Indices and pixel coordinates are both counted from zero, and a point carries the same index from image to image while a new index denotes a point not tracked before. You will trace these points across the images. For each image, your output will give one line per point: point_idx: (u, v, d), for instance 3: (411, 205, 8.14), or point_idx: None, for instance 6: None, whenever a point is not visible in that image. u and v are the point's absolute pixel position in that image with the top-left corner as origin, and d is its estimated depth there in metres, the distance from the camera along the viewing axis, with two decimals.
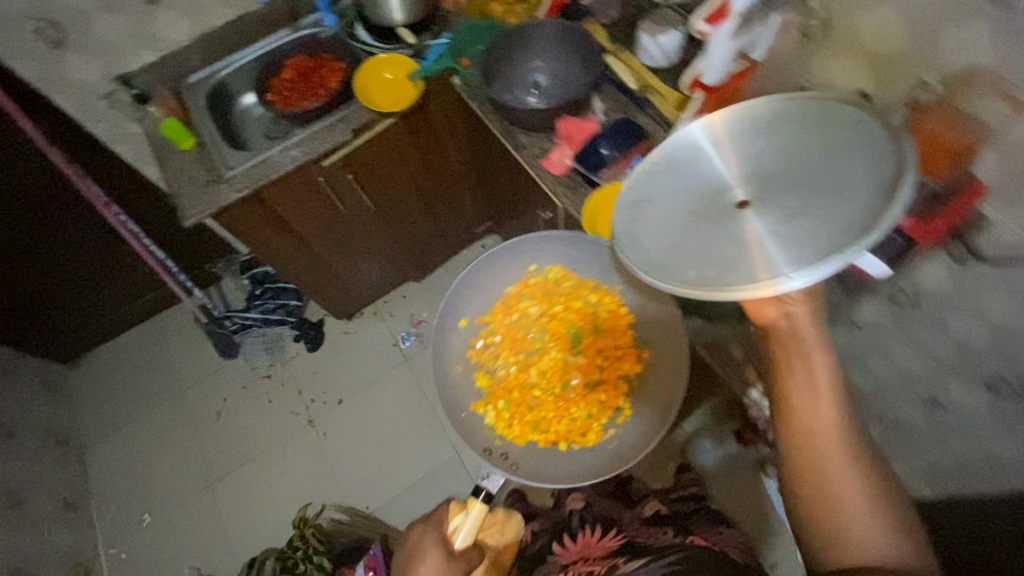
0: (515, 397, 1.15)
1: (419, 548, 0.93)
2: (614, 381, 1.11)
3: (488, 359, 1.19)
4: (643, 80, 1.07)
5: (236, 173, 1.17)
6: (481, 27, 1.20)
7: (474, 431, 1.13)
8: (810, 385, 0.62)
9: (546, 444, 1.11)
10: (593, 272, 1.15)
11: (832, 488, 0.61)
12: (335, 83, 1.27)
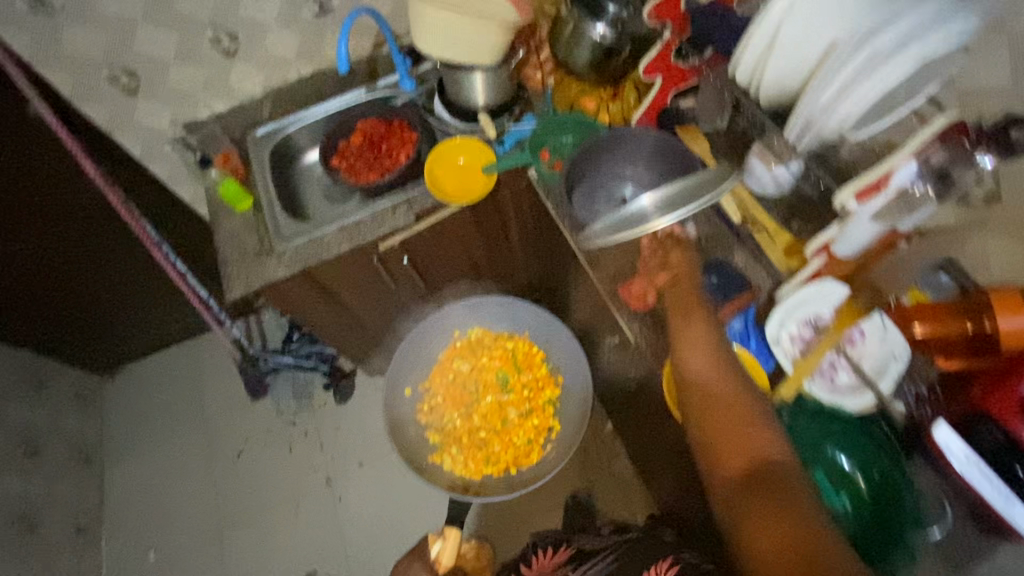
0: (468, 442, 1.31)
1: None
2: (541, 406, 1.32)
3: (435, 414, 1.33)
4: (746, 211, 0.93)
5: (287, 249, 1.10)
6: (569, 117, 1.08)
7: (438, 479, 1.27)
8: (706, 343, 0.77)
9: (500, 470, 1.29)
10: (507, 324, 1.35)
11: (733, 417, 0.71)
12: (405, 157, 1.18)
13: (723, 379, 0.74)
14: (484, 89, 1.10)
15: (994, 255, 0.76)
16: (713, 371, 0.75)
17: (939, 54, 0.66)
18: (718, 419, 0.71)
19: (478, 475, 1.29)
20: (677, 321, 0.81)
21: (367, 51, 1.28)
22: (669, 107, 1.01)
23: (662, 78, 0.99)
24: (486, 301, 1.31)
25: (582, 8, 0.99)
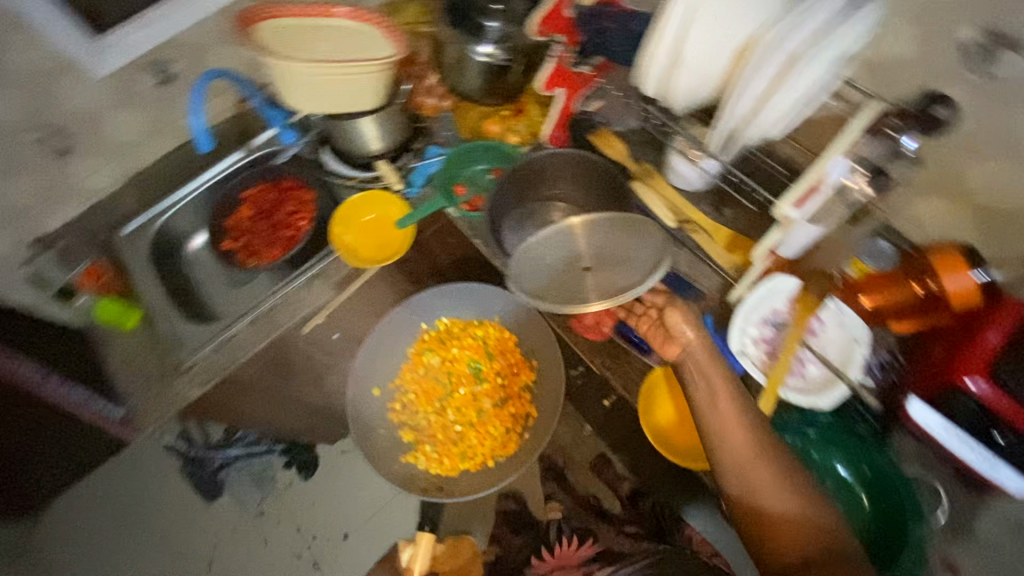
0: (443, 437, 1.01)
1: None
2: (519, 395, 1.01)
3: (406, 409, 1.03)
4: (681, 213, 0.89)
5: (197, 360, 0.97)
6: (479, 146, 0.99)
7: (408, 481, 0.99)
8: (732, 409, 0.68)
9: (476, 465, 1.00)
10: (478, 308, 1.04)
11: (770, 494, 0.64)
12: (304, 224, 1.05)
13: (760, 456, 0.65)
14: (377, 134, 1.00)
15: (926, 216, 0.75)
16: (743, 442, 0.66)
17: (859, 46, 0.57)
18: (754, 499, 0.64)
19: (453, 471, 1.00)
20: (691, 383, 0.71)
21: (231, 112, 1.10)
22: (577, 116, 0.94)
23: (563, 90, 0.90)
24: (443, 290, 1.02)
25: (462, 29, 0.88)
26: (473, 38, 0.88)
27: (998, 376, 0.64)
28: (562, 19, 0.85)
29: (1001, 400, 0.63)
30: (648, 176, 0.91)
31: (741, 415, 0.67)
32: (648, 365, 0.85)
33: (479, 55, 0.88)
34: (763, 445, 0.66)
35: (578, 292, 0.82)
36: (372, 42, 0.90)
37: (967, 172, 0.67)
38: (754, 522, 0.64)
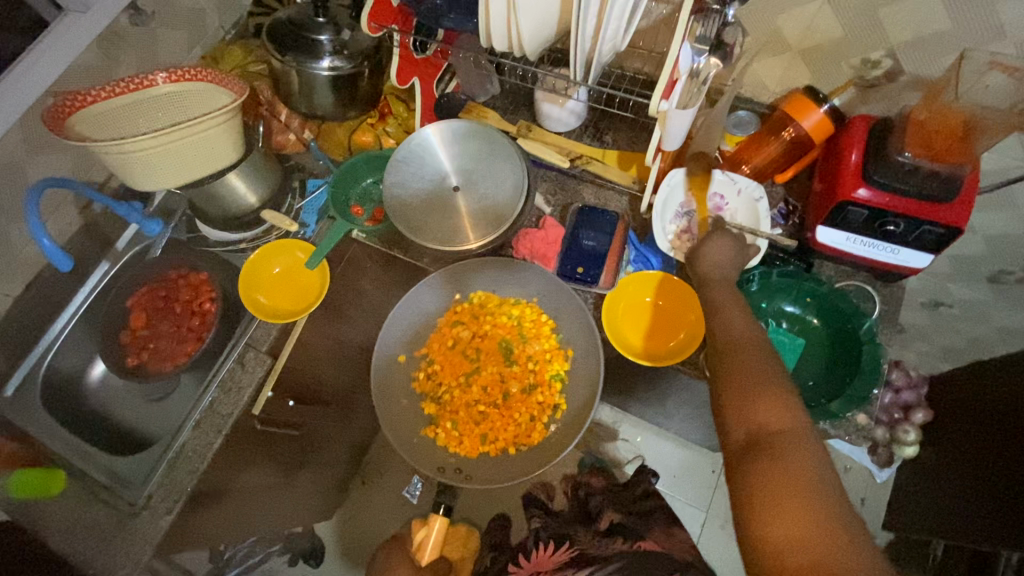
0: (462, 411, 0.92)
1: (387, 567, 0.86)
2: (551, 384, 0.91)
3: (432, 382, 0.94)
4: (570, 152, 0.93)
5: (151, 488, 0.86)
6: (361, 161, 0.97)
7: (424, 457, 0.93)
8: (741, 318, 0.67)
9: (494, 450, 0.92)
10: (511, 291, 0.93)
11: (746, 383, 0.60)
12: (209, 303, 0.97)
13: (744, 346, 0.63)
14: (250, 186, 0.94)
15: (764, 76, 0.85)
16: (748, 345, 0.63)
17: None
18: (732, 384, 0.61)
19: (470, 453, 0.92)
20: (706, 289, 0.72)
21: (79, 224, 1.00)
22: (440, 99, 0.97)
23: (417, 77, 0.93)
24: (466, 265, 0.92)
25: (293, 50, 0.85)
26: (308, 55, 0.85)
27: (872, 180, 0.71)
28: (390, 8, 0.82)
29: (883, 198, 0.71)
30: (528, 130, 0.95)
31: (749, 325, 0.66)
32: (602, 296, 0.87)
33: (323, 69, 0.86)
34: (757, 349, 0.63)
35: (452, 218, 0.86)
36: (206, 95, 0.88)
37: (782, 25, 0.76)
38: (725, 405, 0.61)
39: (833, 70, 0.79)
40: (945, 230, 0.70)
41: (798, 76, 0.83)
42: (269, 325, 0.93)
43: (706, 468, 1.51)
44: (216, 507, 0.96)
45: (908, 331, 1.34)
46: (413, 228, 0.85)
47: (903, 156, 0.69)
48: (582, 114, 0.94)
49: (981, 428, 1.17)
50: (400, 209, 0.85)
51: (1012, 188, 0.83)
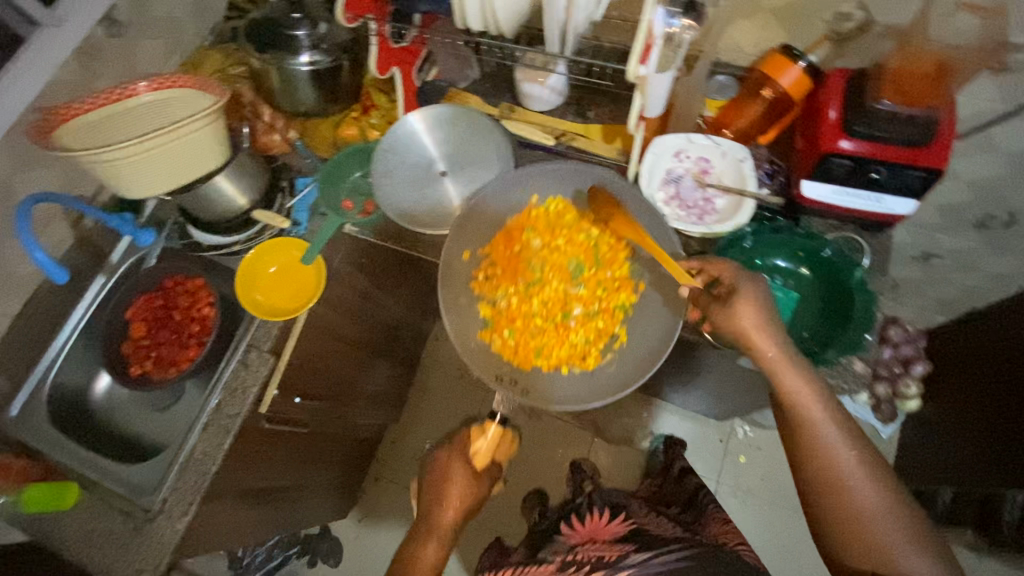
0: (519, 321, 0.81)
1: (441, 469, 0.90)
2: (615, 313, 0.81)
3: (490, 286, 0.83)
4: (554, 130, 0.94)
5: (165, 493, 0.87)
6: (348, 155, 0.97)
7: (474, 361, 0.82)
8: (826, 417, 0.67)
9: (549, 367, 0.81)
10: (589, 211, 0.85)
11: (880, 538, 0.62)
12: (208, 308, 0.98)
13: (850, 454, 0.65)
14: (239, 188, 0.94)
15: (739, 38, 0.86)
16: (855, 465, 0.64)
17: None
18: (860, 527, 0.63)
19: (522, 365, 0.82)
20: (779, 383, 0.68)
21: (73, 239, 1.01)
22: (423, 89, 0.98)
23: (397, 67, 0.92)
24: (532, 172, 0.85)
25: (271, 48, 0.86)
26: (287, 53, 0.86)
27: (854, 130, 0.72)
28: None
29: (868, 147, 0.72)
30: (511, 112, 0.97)
31: (845, 435, 0.66)
32: None
33: (302, 65, 0.87)
34: (872, 478, 0.64)
35: (445, 202, 0.88)
36: (186, 100, 0.88)
37: None
38: (818, 492, 0.66)
39: (807, 26, 0.80)
40: (927, 174, 0.71)
41: (774, 36, 0.83)
42: (270, 325, 0.93)
43: (713, 438, 1.53)
44: (232, 509, 0.97)
45: (901, 286, 1.35)
46: (409, 218, 0.86)
47: (881, 104, 0.70)
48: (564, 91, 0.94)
49: (982, 379, 1.18)
50: (393, 201, 0.86)
51: (990, 131, 0.85)
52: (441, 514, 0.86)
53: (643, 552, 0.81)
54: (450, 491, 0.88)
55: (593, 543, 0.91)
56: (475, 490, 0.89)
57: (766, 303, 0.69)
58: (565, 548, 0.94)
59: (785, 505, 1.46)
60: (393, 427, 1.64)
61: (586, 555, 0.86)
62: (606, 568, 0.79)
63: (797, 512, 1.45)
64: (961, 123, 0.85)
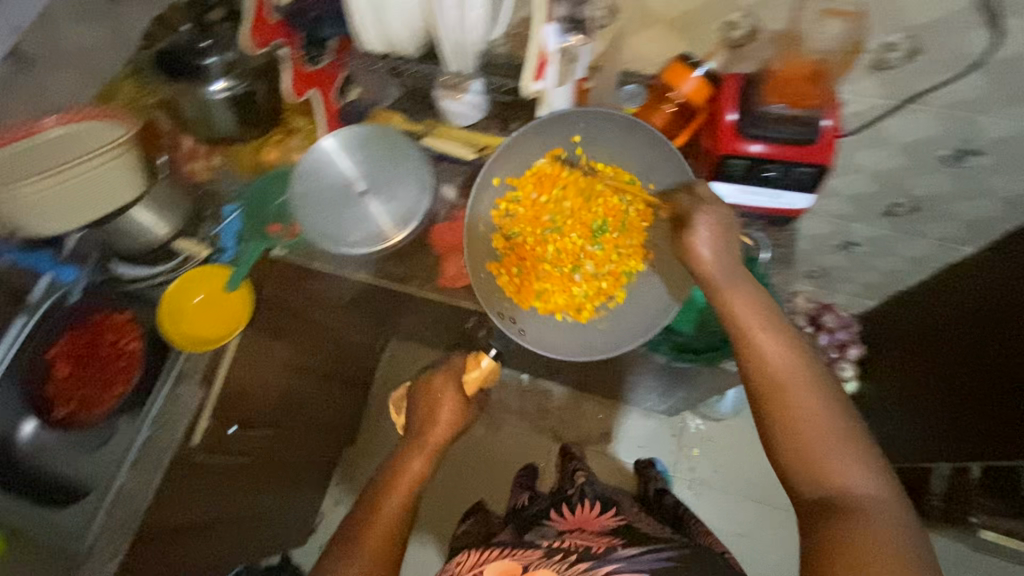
0: (530, 262, 0.88)
1: (432, 397, 0.86)
2: (620, 278, 0.89)
3: (508, 224, 0.89)
4: (476, 143, 0.95)
5: (93, 535, 0.86)
6: (271, 180, 0.98)
7: (479, 287, 0.87)
8: (762, 325, 0.67)
9: (544, 309, 0.89)
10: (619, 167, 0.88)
11: (812, 438, 0.61)
12: (135, 341, 0.96)
13: (799, 376, 0.64)
14: (158, 216, 0.93)
15: (643, 47, 0.89)
16: (790, 370, 0.64)
17: None
18: (795, 430, 0.62)
19: (522, 302, 0.89)
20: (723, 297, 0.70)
21: None
22: (344, 109, 0.99)
23: (317, 89, 0.92)
24: (600, 117, 0.83)
25: (182, 77, 0.85)
26: (199, 81, 0.85)
27: (748, 133, 0.75)
28: (269, 27, 0.84)
29: (770, 149, 0.75)
30: (432, 129, 0.97)
31: (781, 341, 0.66)
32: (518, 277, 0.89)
33: (218, 92, 0.87)
34: (808, 383, 0.64)
35: (367, 221, 0.88)
36: (95, 131, 0.86)
37: None
38: (766, 409, 0.64)
39: (702, 34, 0.83)
40: (815, 170, 0.76)
41: (674, 45, 0.87)
42: (198, 355, 0.92)
43: (666, 434, 1.56)
44: (170, 545, 0.95)
45: (830, 274, 1.41)
46: (334, 240, 0.87)
47: (768, 108, 0.74)
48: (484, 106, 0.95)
49: (914, 358, 1.24)
50: (318, 227, 0.87)
51: (880, 126, 0.89)
52: (427, 433, 0.84)
53: (632, 548, 0.77)
54: (440, 417, 0.85)
55: (581, 535, 0.88)
56: (460, 416, 0.86)
57: (719, 229, 0.72)
58: (552, 533, 0.90)
59: (737, 494, 1.50)
60: (350, 448, 1.64)
61: (572, 545, 0.82)
62: (593, 560, 0.74)
63: (748, 500, 1.49)
64: (854, 119, 0.90)
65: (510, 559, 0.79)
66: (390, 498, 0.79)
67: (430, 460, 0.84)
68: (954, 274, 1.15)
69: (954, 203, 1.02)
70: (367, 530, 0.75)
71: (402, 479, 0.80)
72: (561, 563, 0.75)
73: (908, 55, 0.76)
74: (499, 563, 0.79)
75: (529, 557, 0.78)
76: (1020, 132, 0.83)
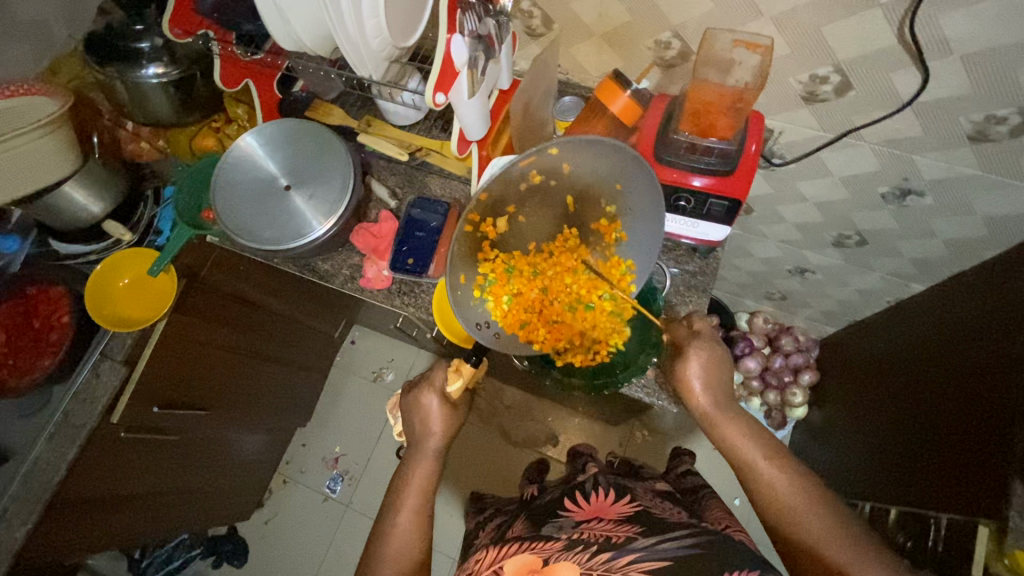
0: (516, 289, 0.73)
1: (416, 406, 0.81)
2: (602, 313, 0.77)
3: (488, 243, 0.70)
4: (408, 144, 0.93)
5: (6, 502, 0.90)
6: (206, 165, 0.99)
7: (460, 311, 0.70)
8: (765, 456, 0.69)
9: (527, 339, 0.76)
10: (596, 173, 0.69)
11: (839, 558, 0.59)
12: (67, 316, 0.95)
13: (804, 499, 0.65)
14: (91, 196, 0.93)
15: (581, 58, 0.87)
16: (795, 493, 0.65)
17: None
18: (820, 554, 0.61)
19: (504, 329, 0.75)
20: (721, 430, 0.73)
21: None
22: (285, 100, 0.95)
23: (250, 79, 0.93)
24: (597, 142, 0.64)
25: (112, 62, 0.84)
26: (130, 64, 0.84)
27: (660, 158, 0.74)
28: (191, 16, 0.83)
29: (687, 177, 0.74)
30: (368, 125, 0.95)
31: (784, 471, 0.67)
32: (435, 285, 0.89)
33: (152, 76, 0.85)
34: (814, 505, 0.64)
35: (283, 214, 0.86)
36: (18, 108, 0.84)
37: (576, 10, 0.78)
38: (782, 541, 0.65)
39: (635, 50, 0.81)
40: (729, 203, 0.75)
41: (609, 59, 0.85)
42: (122, 335, 0.95)
43: (615, 441, 1.56)
44: (90, 515, 0.99)
45: (789, 297, 1.38)
46: (248, 236, 0.85)
47: (679, 135, 0.73)
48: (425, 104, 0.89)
49: (874, 391, 1.16)
50: (236, 225, 0.85)
51: (819, 157, 0.86)
52: (425, 442, 0.80)
53: (654, 535, 0.66)
54: (432, 424, 0.80)
55: (598, 521, 0.73)
56: (456, 416, 0.81)
57: (713, 361, 0.75)
58: (569, 524, 0.74)
59: None
60: (305, 429, 1.67)
61: (590, 533, 0.70)
62: (615, 549, 0.65)
63: None
64: (793, 148, 0.87)
65: (529, 553, 0.69)
66: (400, 498, 0.76)
67: (437, 462, 0.80)
68: (904, 310, 1.12)
69: (901, 239, 0.98)
70: (390, 538, 0.73)
71: (412, 484, 0.77)
72: (581, 556, 0.65)
73: (837, 89, 0.73)
74: (518, 558, 0.69)
75: (549, 548, 0.68)
76: (958, 175, 0.79)
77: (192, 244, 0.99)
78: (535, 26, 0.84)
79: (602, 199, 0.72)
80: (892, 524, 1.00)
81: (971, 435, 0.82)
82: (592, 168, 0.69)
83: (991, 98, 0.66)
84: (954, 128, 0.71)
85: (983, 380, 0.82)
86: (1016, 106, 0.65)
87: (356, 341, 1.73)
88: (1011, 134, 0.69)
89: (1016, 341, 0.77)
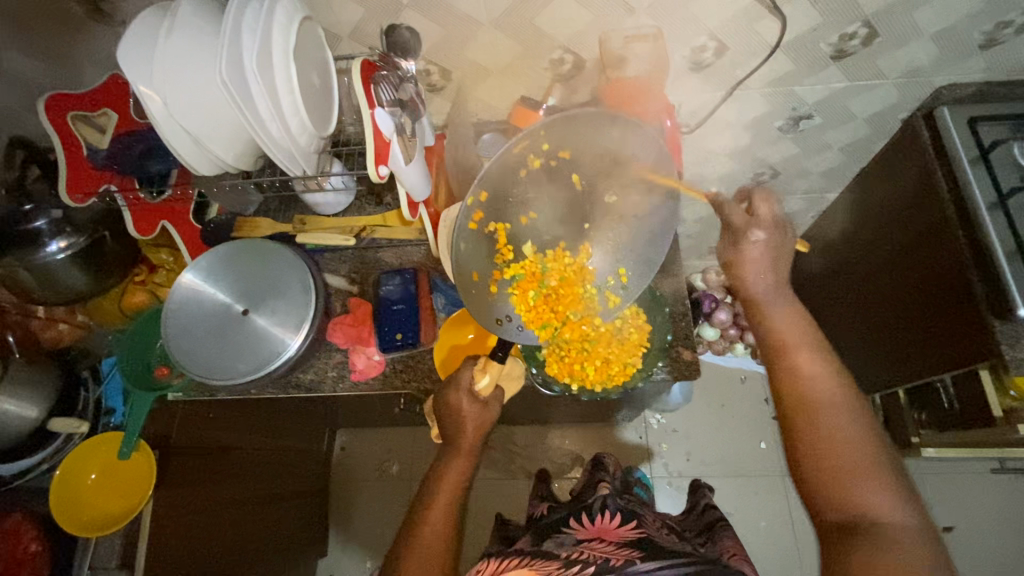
0: (541, 287, 0.75)
1: (447, 408, 0.76)
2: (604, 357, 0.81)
3: (503, 245, 0.73)
4: (351, 227, 0.92)
5: None
6: (145, 323, 0.92)
7: (478, 309, 0.74)
8: (804, 345, 0.68)
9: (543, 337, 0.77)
10: (594, 150, 0.71)
11: (845, 457, 0.59)
12: (36, 542, 0.83)
13: (836, 402, 0.63)
14: (23, 403, 0.82)
15: (486, 97, 0.91)
16: (830, 388, 0.64)
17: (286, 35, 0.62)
18: (826, 444, 0.60)
19: (526, 323, 0.75)
20: (764, 312, 0.72)
21: None
22: (206, 228, 0.89)
23: (165, 219, 0.86)
24: (586, 115, 0.66)
25: (10, 249, 0.78)
26: (29, 248, 0.78)
27: None
28: (89, 173, 0.79)
29: None
30: (303, 224, 0.93)
31: (821, 362, 0.66)
32: (433, 349, 0.88)
33: (56, 252, 0.80)
34: (844, 403, 0.63)
35: (246, 339, 0.81)
36: None
37: (471, 56, 0.82)
38: (792, 413, 0.64)
39: (533, 75, 0.86)
40: None
41: (513, 90, 0.89)
42: (110, 537, 0.83)
43: (634, 436, 1.57)
44: None
45: None
46: (220, 372, 0.79)
47: None
48: (352, 183, 0.89)
49: (828, 301, 1.26)
50: (202, 363, 0.80)
51: (718, 114, 0.95)
52: (459, 439, 0.74)
53: (654, 562, 0.64)
54: (466, 423, 0.74)
55: (600, 543, 0.73)
56: (488, 416, 0.76)
57: (774, 247, 0.73)
58: (569, 542, 0.74)
59: (714, 475, 1.53)
60: (326, 557, 1.54)
61: (589, 553, 0.69)
62: (612, 573, 0.62)
63: (724, 477, 1.52)
64: (695, 114, 0.95)
65: (526, 569, 0.65)
66: None
67: (472, 460, 0.74)
68: (827, 217, 1.24)
69: (804, 161, 1.10)
70: (412, 553, 0.65)
71: (438, 501, 0.69)
72: None
73: (717, 52, 0.82)
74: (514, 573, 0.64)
75: (548, 566, 0.65)
76: (833, 91, 0.91)
77: (158, 411, 0.91)
78: (434, 82, 0.88)
79: (607, 176, 0.72)
80: (904, 403, 1.13)
81: (927, 299, 0.90)
82: (590, 143, 0.70)
83: (840, 20, 0.77)
84: (818, 53, 0.82)
85: (918, 254, 0.92)
86: (860, 21, 0.77)
87: (346, 447, 1.62)
88: (864, 44, 0.81)
89: (930, 208, 0.88)
